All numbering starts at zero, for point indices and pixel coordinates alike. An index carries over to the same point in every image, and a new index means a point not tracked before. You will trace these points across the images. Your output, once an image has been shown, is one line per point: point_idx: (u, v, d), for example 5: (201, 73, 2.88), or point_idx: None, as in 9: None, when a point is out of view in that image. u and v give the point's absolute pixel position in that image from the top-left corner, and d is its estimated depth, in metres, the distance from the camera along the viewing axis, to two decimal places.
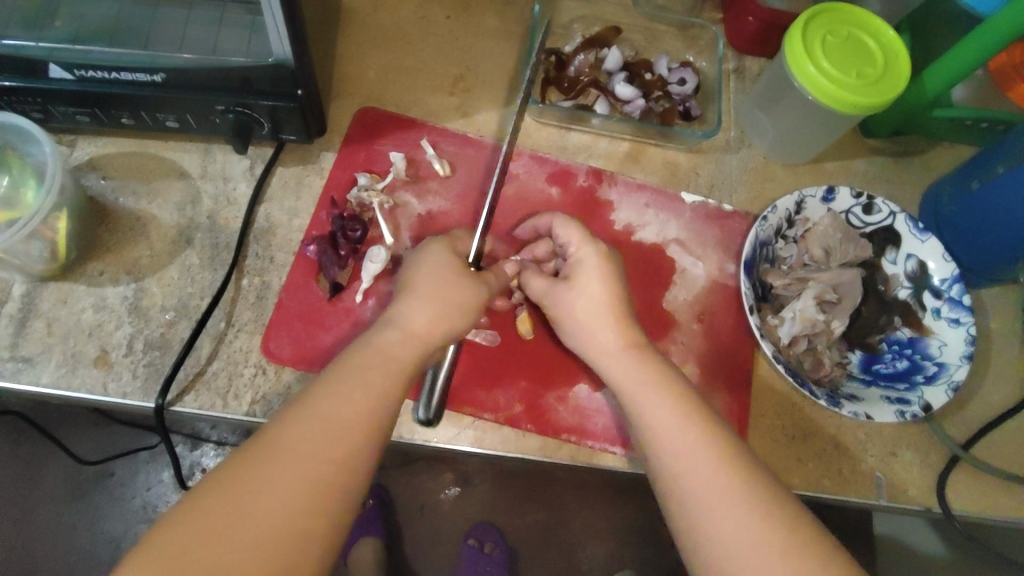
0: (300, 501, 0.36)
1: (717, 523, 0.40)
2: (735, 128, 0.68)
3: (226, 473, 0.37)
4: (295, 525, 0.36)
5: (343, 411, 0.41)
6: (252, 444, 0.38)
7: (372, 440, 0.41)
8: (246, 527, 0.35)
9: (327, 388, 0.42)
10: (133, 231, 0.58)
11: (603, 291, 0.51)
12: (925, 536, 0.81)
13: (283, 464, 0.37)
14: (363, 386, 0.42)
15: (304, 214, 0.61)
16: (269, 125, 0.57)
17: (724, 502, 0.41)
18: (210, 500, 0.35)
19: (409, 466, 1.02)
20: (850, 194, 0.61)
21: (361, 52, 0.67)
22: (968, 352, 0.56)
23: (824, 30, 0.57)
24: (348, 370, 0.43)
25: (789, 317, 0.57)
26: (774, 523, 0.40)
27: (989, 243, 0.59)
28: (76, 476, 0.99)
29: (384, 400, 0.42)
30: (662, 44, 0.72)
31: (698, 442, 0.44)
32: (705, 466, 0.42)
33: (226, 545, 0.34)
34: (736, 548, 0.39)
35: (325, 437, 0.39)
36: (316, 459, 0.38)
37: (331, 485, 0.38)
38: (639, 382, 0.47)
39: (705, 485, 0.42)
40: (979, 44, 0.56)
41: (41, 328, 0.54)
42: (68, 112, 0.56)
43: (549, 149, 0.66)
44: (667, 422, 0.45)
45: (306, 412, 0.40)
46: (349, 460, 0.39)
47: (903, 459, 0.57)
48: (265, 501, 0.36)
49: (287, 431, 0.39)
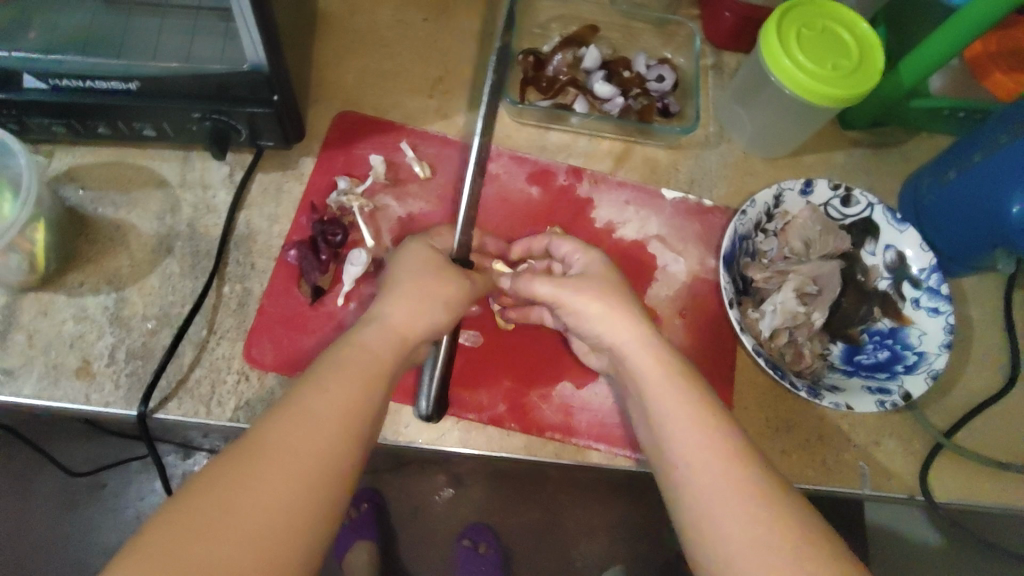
0: (293, 497, 0.37)
1: (720, 510, 0.40)
2: (714, 123, 0.69)
3: (216, 475, 0.36)
4: (290, 521, 0.36)
5: (327, 406, 0.41)
6: (242, 446, 0.38)
7: (357, 432, 0.41)
8: (238, 524, 0.35)
9: (316, 387, 0.41)
10: (113, 241, 0.57)
11: (606, 288, 0.51)
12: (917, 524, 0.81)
13: (274, 460, 0.37)
14: (346, 380, 0.42)
15: (285, 220, 0.60)
16: (246, 133, 0.57)
17: (726, 490, 0.41)
18: (199, 499, 0.35)
19: (402, 469, 1.00)
20: (828, 186, 0.61)
21: (339, 57, 0.68)
22: (947, 341, 0.56)
23: (798, 23, 0.58)
24: (333, 368, 0.43)
25: (770, 310, 0.58)
26: (774, 511, 0.40)
27: (966, 232, 0.59)
28: (68, 488, 0.99)
29: (369, 396, 0.43)
30: (640, 41, 0.72)
31: (699, 430, 0.44)
32: (707, 453, 0.42)
33: (219, 546, 0.34)
34: (737, 536, 0.39)
35: (312, 432, 0.39)
36: (305, 455, 0.38)
37: (320, 481, 0.38)
38: (648, 375, 0.47)
39: (708, 473, 0.42)
40: (952, 36, 0.56)
41: (22, 340, 0.54)
42: (44, 123, 0.56)
43: (529, 149, 0.66)
44: (673, 408, 0.45)
45: (291, 408, 0.40)
46: (337, 454, 0.39)
47: (887, 448, 0.57)
48: (256, 496, 0.36)
49: (278, 432, 0.39)
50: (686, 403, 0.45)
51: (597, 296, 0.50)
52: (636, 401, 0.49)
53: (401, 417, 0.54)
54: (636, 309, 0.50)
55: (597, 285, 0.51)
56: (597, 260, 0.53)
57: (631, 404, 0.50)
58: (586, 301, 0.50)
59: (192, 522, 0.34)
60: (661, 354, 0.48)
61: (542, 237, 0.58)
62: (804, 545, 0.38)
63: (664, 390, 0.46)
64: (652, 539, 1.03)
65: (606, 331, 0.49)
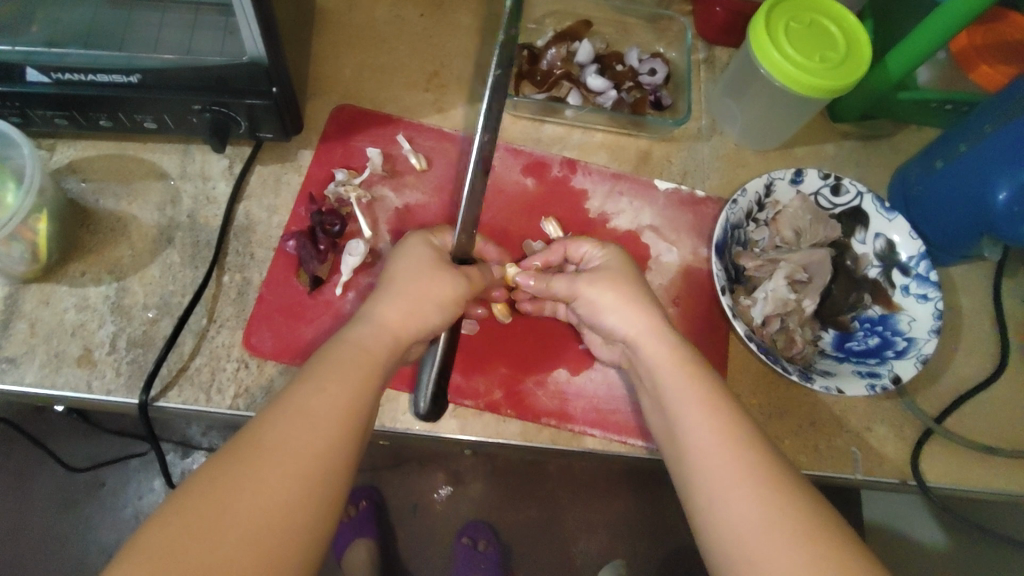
0: (293, 493, 0.37)
1: (723, 505, 0.41)
2: (706, 117, 0.70)
3: (216, 471, 0.37)
4: (290, 516, 0.36)
5: (326, 404, 0.41)
6: (241, 443, 0.38)
7: (355, 428, 0.41)
8: (238, 521, 0.35)
9: (314, 386, 0.42)
10: (114, 232, 0.58)
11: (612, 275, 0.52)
12: (923, 523, 0.82)
13: (273, 457, 0.38)
14: (346, 377, 0.43)
15: (283, 211, 0.61)
16: (246, 124, 0.58)
17: (729, 483, 0.41)
18: (198, 496, 0.35)
19: (400, 466, 1.03)
20: (818, 175, 0.62)
21: (337, 52, 0.69)
22: (936, 326, 0.57)
23: (787, 17, 0.59)
24: (333, 361, 0.44)
25: (762, 297, 0.59)
26: (777, 506, 0.40)
27: (954, 220, 0.60)
28: (67, 487, 0.99)
29: (367, 391, 0.43)
30: (633, 36, 0.73)
31: (704, 424, 0.44)
32: (711, 446, 0.43)
33: (217, 544, 0.34)
34: (740, 527, 0.40)
35: (310, 429, 0.39)
36: (303, 451, 0.38)
37: (320, 477, 0.38)
38: (661, 362, 0.48)
39: (712, 466, 0.42)
40: (935, 31, 0.57)
41: (24, 329, 0.54)
42: (47, 116, 0.57)
43: (524, 141, 0.67)
44: (683, 404, 0.45)
45: (289, 407, 0.40)
46: (335, 449, 0.40)
47: (878, 433, 0.58)
48: (255, 493, 0.36)
49: (275, 429, 0.39)
50: (694, 400, 0.45)
51: (611, 287, 0.52)
52: (649, 391, 0.50)
53: (399, 404, 0.55)
54: (648, 300, 0.52)
55: (606, 273, 0.53)
56: (615, 255, 0.56)
57: (644, 396, 0.51)
58: (601, 292, 0.52)
59: (191, 519, 0.35)
60: (670, 344, 0.49)
61: (557, 245, 0.59)
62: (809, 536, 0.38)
63: (672, 382, 0.47)
64: (649, 535, 1.03)
65: (620, 322, 0.51)
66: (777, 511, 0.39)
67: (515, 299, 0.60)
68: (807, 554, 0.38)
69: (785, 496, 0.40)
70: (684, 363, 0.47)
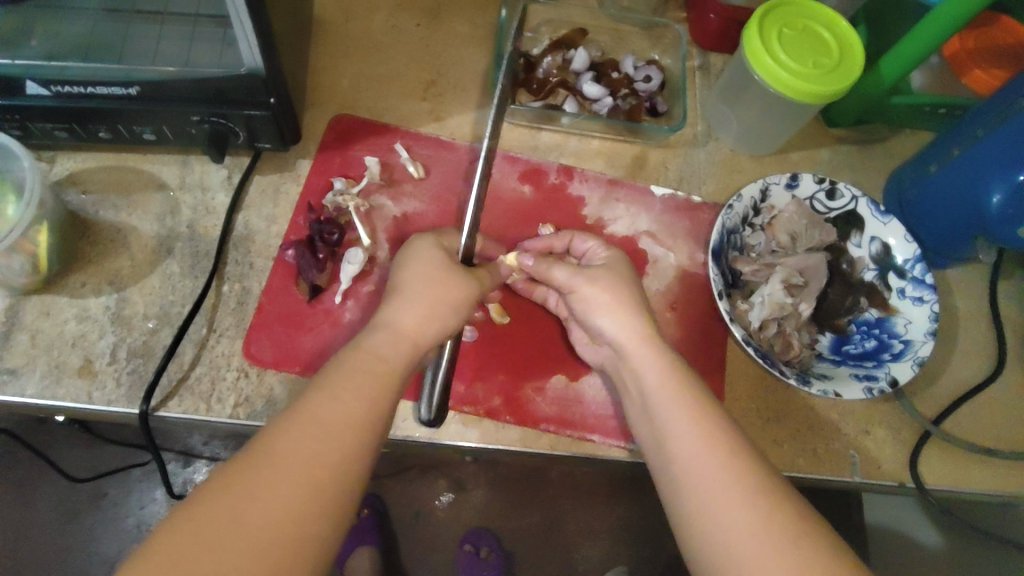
0: (301, 502, 0.37)
1: (724, 511, 0.41)
2: (702, 123, 0.70)
3: (225, 479, 0.36)
4: (295, 528, 0.36)
5: (336, 414, 0.41)
6: (252, 451, 0.38)
7: (363, 441, 0.41)
8: (242, 531, 0.35)
9: (325, 395, 0.42)
10: (114, 243, 0.59)
11: (611, 288, 0.53)
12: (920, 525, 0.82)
13: (282, 466, 0.37)
14: (357, 387, 0.43)
15: (282, 220, 0.62)
16: (245, 135, 0.59)
17: (728, 490, 0.41)
18: (202, 506, 0.35)
19: (403, 474, 1.03)
20: (813, 180, 0.62)
21: (335, 62, 0.69)
22: (932, 329, 0.58)
23: (779, 24, 0.59)
24: (340, 371, 0.43)
25: (759, 301, 0.59)
26: (774, 516, 0.40)
27: (950, 222, 0.60)
28: (69, 498, 0.99)
29: (377, 403, 0.43)
30: (628, 43, 0.74)
31: (700, 433, 0.44)
32: (702, 457, 0.43)
33: (224, 553, 0.34)
34: (737, 537, 0.39)
35: (319, 440, 0.39)
36: (310, 463, 0.38)
37: (326, 490, 0.38)
38: (654, 369, 0.48)
39: (705, 476, 0.42)
40: (927, 35, 0.57)
41: (24, 341, 0.55)
42: (46, 128, 0.57)
43: (521, 149, 0.67)
44: (683, 414, 0.45)
45: (297, 416, 0.40)
46: (341, 461, 0.39)
47: (876, 436, 0.58)
48: (262, 503, 0.36)
49: (285, 438, 0.39)
50: (694, 413, 0.45)
51: (607, 289, 0.52)
52: (634, 394, 0.50)
53: (402, 410, 0.55)
54: (640, 310, 0.52)
55: (603, 279, 0.53)
56: (620, 259, 0.56)
57: (630, 406, 0.51)
58: (600, 291, 0.52)
59: (197, 527, 0.34)
60: (660, 359, 0.49)
61: (563, 235, 0.60)
62: (810, 547, 0.38)
63: (664, 391, 0.47)
64: (651, 540, 1.03)
65: (609, 319, 0.51)
66: (774, 520, 0.39)
67: (510, 282, 0.60)
68: (807, 565, 0.37)
69: (782, 507, 0.40)
70: (682, 378, 0.47)
